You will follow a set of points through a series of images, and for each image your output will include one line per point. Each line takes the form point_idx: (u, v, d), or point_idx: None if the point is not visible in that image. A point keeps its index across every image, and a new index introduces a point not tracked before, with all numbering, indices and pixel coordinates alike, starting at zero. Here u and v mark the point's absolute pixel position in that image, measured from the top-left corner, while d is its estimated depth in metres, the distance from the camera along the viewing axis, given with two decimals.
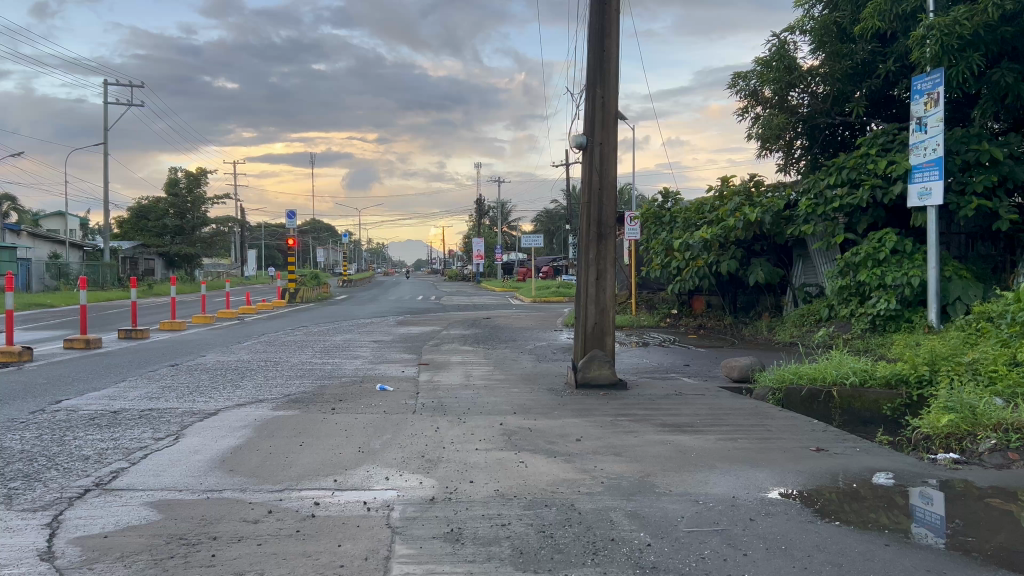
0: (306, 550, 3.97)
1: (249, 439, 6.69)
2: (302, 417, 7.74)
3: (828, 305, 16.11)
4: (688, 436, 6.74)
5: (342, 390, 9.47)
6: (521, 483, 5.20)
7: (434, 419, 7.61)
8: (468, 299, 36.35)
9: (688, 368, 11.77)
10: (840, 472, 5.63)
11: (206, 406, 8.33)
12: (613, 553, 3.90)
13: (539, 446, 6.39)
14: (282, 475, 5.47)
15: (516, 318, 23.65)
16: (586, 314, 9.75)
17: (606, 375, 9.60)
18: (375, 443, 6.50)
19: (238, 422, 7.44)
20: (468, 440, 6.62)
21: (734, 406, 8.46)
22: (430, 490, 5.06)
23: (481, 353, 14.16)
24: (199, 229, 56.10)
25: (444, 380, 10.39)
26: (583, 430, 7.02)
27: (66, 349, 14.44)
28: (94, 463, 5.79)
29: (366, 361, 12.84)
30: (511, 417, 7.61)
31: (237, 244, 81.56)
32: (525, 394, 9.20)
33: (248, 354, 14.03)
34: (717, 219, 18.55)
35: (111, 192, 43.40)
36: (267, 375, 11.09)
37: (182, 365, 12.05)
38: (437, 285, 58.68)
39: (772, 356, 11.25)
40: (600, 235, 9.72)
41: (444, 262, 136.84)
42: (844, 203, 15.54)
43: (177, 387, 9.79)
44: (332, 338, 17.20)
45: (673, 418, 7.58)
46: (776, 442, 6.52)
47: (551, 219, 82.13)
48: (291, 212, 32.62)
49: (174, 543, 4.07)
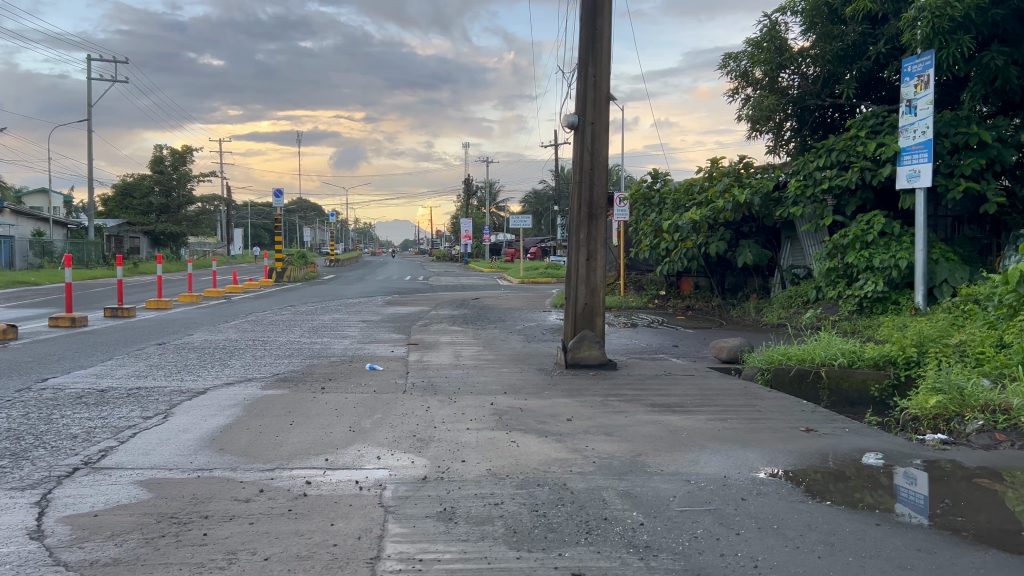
0: (299, 528, 3.96)
1: (239, 418, 6.66)
2: (291, 396, 7.71)
3: (816, 287, 16.18)
4: (678, 416, 6.76)
5: (331, 369, 9.45)
6: (513, 462, 5.21)
7: (424, 399, 7.60)
8: (456, 280, 36.37)
9: (677, 349, 11.81)
10: (830, 452, 5.66)
11: (194, 385, 8.29)
12: (606, 532, 3.91)
13: (530, 426, 6.39)
14: (274, 454, 5.45)
15: (504, 298, 23.68)
16: (576, 294, 9.75)
17: (595, 355, 9.62)
18: (366, 422, 6.48)
19: (227, 401, 7.41)
20: (459, 420, 6.62)
21: (723, 386, 8.49)
22: (422, 470, 5.05)
23: (471, 333, 14.16)
24: (185, 207, 55.71)
25: (434, 359, 10.38)
26: (573, 409, 7.03)
27: (51, 328, 14.34)
28: (82, 441, 5.74)
29: (355, 341, 12.82)
30: (501, 398, 7.61)
31: (223, 223, 81.02)
32: (515, 374, 9.20)
33: (236, 333, 13.98)
34: (706, 200, 18.57)
35: (95, 169, 43.01)
36: (255, 354, 11.06)
37: (169, 344, 12.00)
38: (426, 266, 58.59)
39: (762, 336, 11.32)
40: (590, 215, 9.69)
41: (432, 242, 136.68)
42: (832, 185, 15.60)
43: (165, 365, 9.74)
44: (320, 318, 17.17)
45: (663, 398, 7.60)
46: (766, 422, 6.55)
47: (540, 200, 82.10)
48: (279, 190, 32.52)
49: (165, 522, 4.05)
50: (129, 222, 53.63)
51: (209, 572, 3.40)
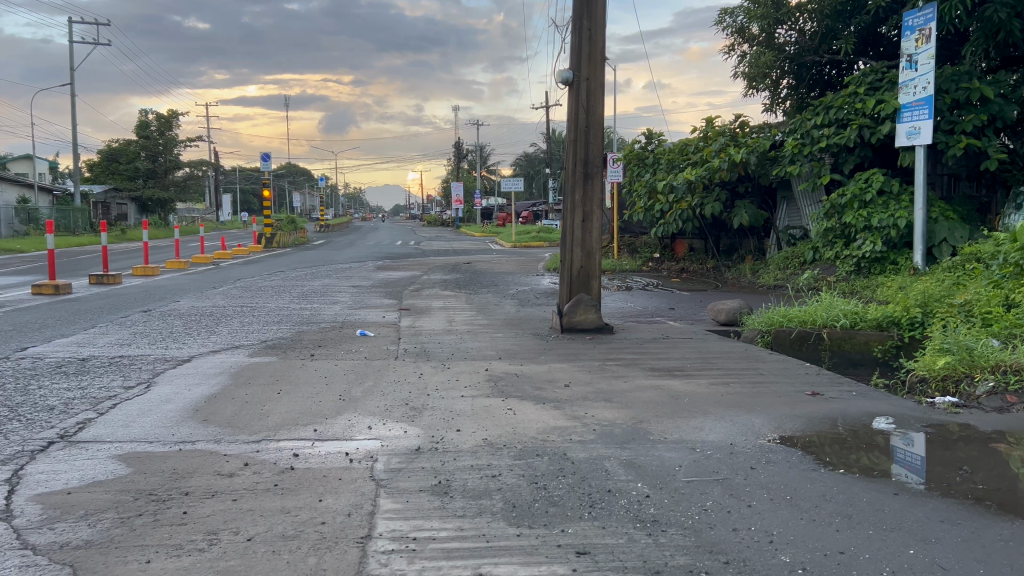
0: (285, 505, 3.73)
1: (224, 387, 6.42)
2: (279, 364, 7.47)
3: (813, 248, 15.96)
4: (680, 380, 6.56)
5: (321, 336, 9.20)
6: (511, 431, 4.99)
7: (417, 365, 7.38)
8: (448, 244, 36.04)
9: (674, 311, 11.61)
10: (838, 416, 5.46)
11: (179, 353, 8.04)
12: (611, 506, 3.69)
13: (527, 393, 6.18)
14: (259, 425, 5.21)
15: (496, 262, 23.40)
16: (571, 257, 9.49)
17: (591, 319, 9.36)
18: (357, 390, 6.25)
19: (212, 369, 7.18)
20: (453, 387, 6.39)
21: (723, 349, 8.29)
22: (416, 440, 4.82)
23: (463, 298, 13.90)
24: (172, 173, 54.96)
25: (426, 325, 10.15)
26: (571, 375, 6.81)
27: (34, 296, 14.02)
28: (59, 413, 5.49)
29: (345, 306, 12.55)
30: (496, 363, 7.38)
31: (211, 188, 80.09)
32: (510, 339, 8.97)
33: (224, 299, 13.70)
34: (701, 160, 18.26)
35: (79, 134, 42.24)
36: (243, 320, 10.80)
37: (155, 311, 11.72)
38: (417, 230, 58.14)
39: (761, 297, 11.13)
40: (586, 174, 9.38)
41: (423, 207, 135.73)
42: (831, 143, 15.31)
43: (149, 333, 9.48)
44: (310, 283, 16.87)
45: (662, 362, 7.39)
46: (771, 386, 6.34)
47: (531, 163, 81.46)
48: (266, 154, 32.01)
49: (143, 499, 3.81)
50: (115, 188, 52.88)
51: (187, 555, 3.17)
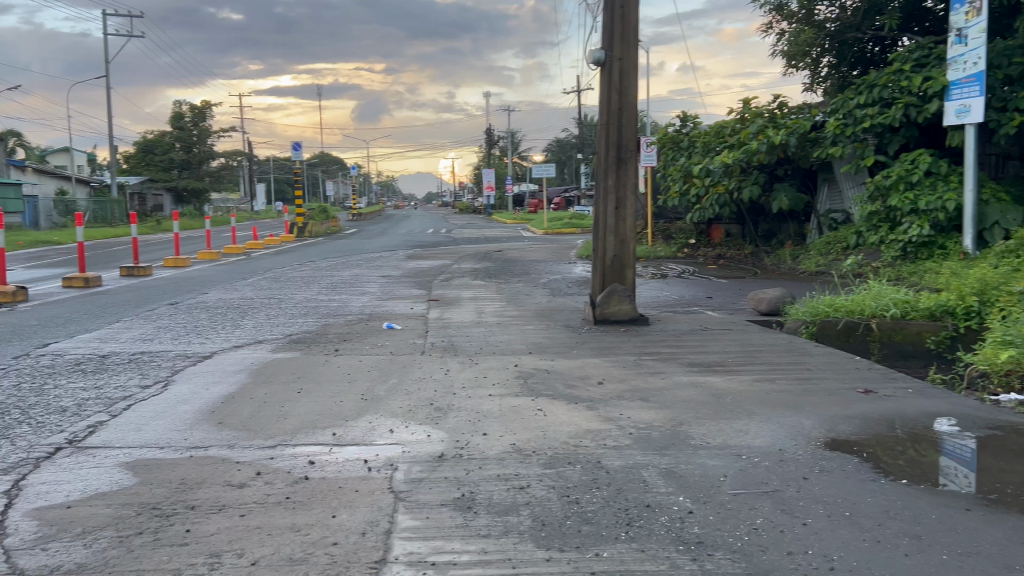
0: (295, 522, 3.44)
1: (244, 385, 6.18)
2: (302, 360, 7.21)
3: (856, 232, 15.36)
4: (722, 377, 6.18)
5: (347, 329, 8.95)
6: (541, 435, 4.66)
7: (443, 361, 7.08)
8: (480, 232, 35.74)
9: (712, 301, 11.18)
10: (895, 417, 5.05)
11: (201, 349, 7.82)
12: (651, 525, 3.35)
13: (558, 391, 5.85)
14: (276, 428, 4.94)
15: (528, 250, 23.03)
16: (604, 245, 9.11)
17: (626, 311, 8.97)
18: (380, 389, 5.97)
19: (233, 366, 6.94)
20: (481, 385, 6.08)
21: (766, 341, 7.87)
22: (439, 445, 4.52)
23: (494, 287, 13.59)
24: (206, 163, 55.34)
25: (455, 317, 9.86)
26: (604, 371, 6.46)
27: (65, 289, 13.99)
28: (71, 416, 5.28)
29: (374, 298, 12.31)
30: (526, 358, 7.06)
31: (245, 178, 80.62)
32: (540, 332, 8.64)
33: (253, 291, 13.53)
34: (738, 143, 17.71)
35: (115, 126, 42.59)
36: (269, 313, 10.60)
37: (182, 304, 11.58)
38: (448, 218, 57.91)
39: (804, 285, 10.66)
40: (619, 159, 9.00)
41: (455, 194, 135.65)
42: (875, 123, 14.69)
43: (174, 327, 9.31)
44: (340, 273, 16.69)
45: (701, 356, 7.00)
46: (820, 383, 5.93)
47: (563, 149, 80.82)
48: (297, 143, 31.91)
49: (145, 515, 3.56)
50: (150, 179, 53.33)
51: None
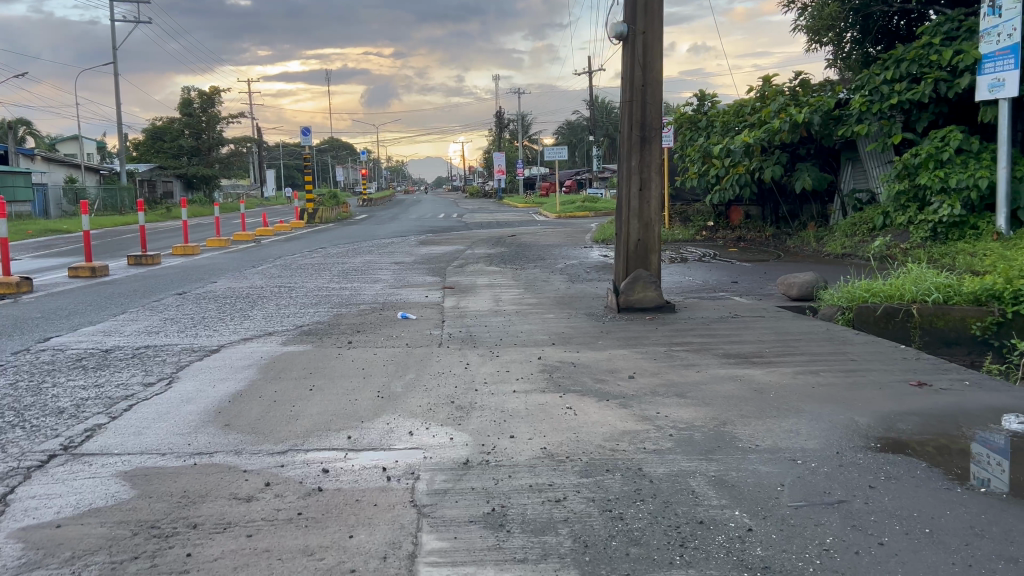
0: (308, 544, 3.08)
1: (253, 382, 5.83)
2: (314, 354, 6.86)
3: (883, 213, 14.86)
4: (761, 369, 5.78)
5: (360, 320, 8.59)
6: (573, 438, 4.28)
7: (463, 354, 6.71)
8: (492, 216, 35.31)
9: (738, 286, 10.77)
10: (957, 413, 4.64)
11: (208, 342, 7.48)
12: (708, 548, 2.97)
13: (587, 387, 5.47)
14: (286, 431, 4.59)
15: (542, 234, 22.62)
16: (628, 229, 8.71)
17: (652, 298, 8.56)
18: (397, 385, 5.60)
19: (241, 361, 6.59)
20: (504, 380, 5.71)
21: (802, 328, 7.46)
22: (463, 450, 4.15)
23: (511, 274, 13.21)
24: (216, 149, 55.04)
25: (472, 305, 9.50)
26: (634, 363, 6.08)
27: (71, 279, 13.70)
28: (68, 418, 4.94)
29: (387, 285, 11.95)
30: (549, 350, 6.68)
31: (255, 163, 80.30)
32: (563, 320, 8.25)
33: (263, 279, 13.20)
34: (759, 122, 17.21)
35: (123, 112, 42.27)
36: (279, 302, 10.26)
37: (190, 293, 11.25)
38: (460, 202, 57.45)
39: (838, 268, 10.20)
40: (643, 138, 8.58)
41: (465, 178, 135.16)
42: (903, 99, 14.17)
43: (180, 319, 8.97)
44: (351, 260, 16.35)
45: (735, 346, 6.60)
46: (868, 376, 5.53)
47: (574, 131, 80.14)
48: (306, 129, 31.51)
49: (142, 536, 3.21)
50: (160, 166, 53.06)
51: None
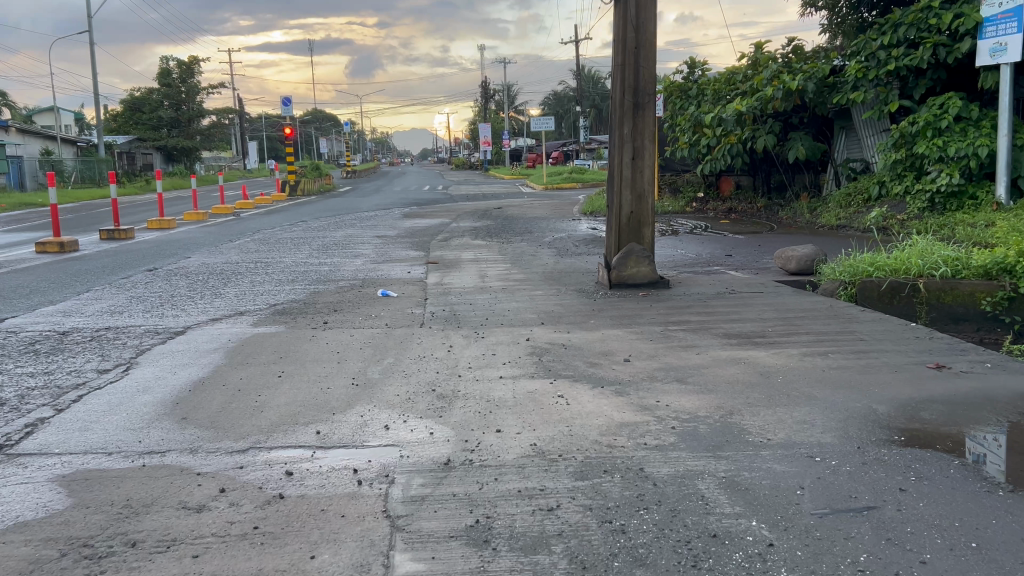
0: (262, 568, 2.67)
1: (217, 369, 5.38)
2: (286, 336, 6.41)
3: (878, 182, 14.44)
4: (766, 351, 5.37)
5: (337, 297, 8.12)
6: (566, 432, 3.87)
7: (445, 335, 6.27)
8: (478, 188, 34.73)
9: (732, 260, 10.36)
10: (983, 400, 4.25)
11: (173, 323, 7.00)
12: (724, 570, 2.57)
13: (579, 372, 5.06)
14: (248, 425, 4.15)
15: (529, 206, 22.09)
16: (620, 201, 8.27)
17: (644, 273, 8.14)
18: (374, 371, 5.18)
19: (207, 344, 6.14)
20: (489, 364, 5.28)
21: (804, 305, 7.06)
22: (444, 447, 3.73)
23: (497, 247, 12.74)
24: (196, 121, 53.92)
25: (456, 281, 9.05)
26: (630, 345, 5.67)
27: (39, 254, 13.12)
28: (8, 411, 4.48)
29: (368, 261, 11.46)
30: (538, 331, 6.25)
31: (236, 135, 78.95)
32: (551, 298, 7.82)
33: (239, 254, 12.69)
34: (752, 89, 16.74)
35: (99, 81, 41.17)
36: (254, 279, 9.78)
37: (162, 270, 10.74)
38: (445, 174, 56.69)
39: (839, 240, 9.75)
40: (636, 105, 8.12)
41: (450, 150, 133.90)
42: (900, 65, 13.73)
43: (148, 297, 8.48)
44: (332, 234, 15.83)
45: (736, 325, 6.20)
46: (881, 357, 5.14)
47: (561, 102, 79.30)
48: (286, 99, 30.71)
49: (72, 557, 2.78)
50: (139, 138, 51.96)
51: None
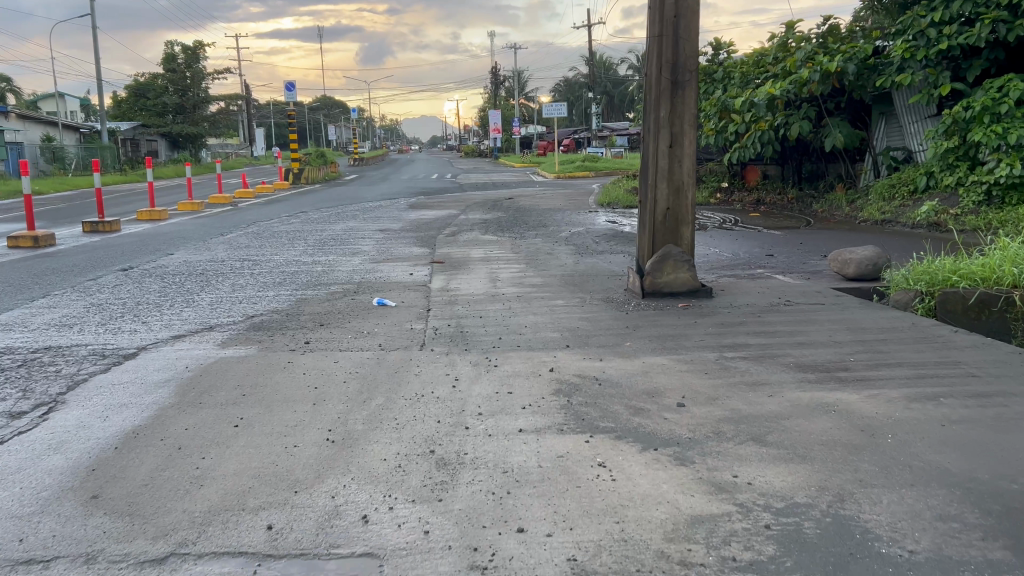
0: None
1: (160, 413, 4.23)
2: (257, 361, 5.26)
3: (926, 173, 13.17)
4: (858, 395, 4.21)
5: (327, 307, 7.00)
6: (617, 536, 2.73)
7: (450, 362, 5.13)
8: (487, 176, 33.56)
9: (774, 261, 9.20)
10: None
11: (127, 341, 5.87)
12: None
13: (622, 422, 3.93)
14: (173, 515, 3.02)
15: (542, 197, 20.89)
16: (654, 195, 7.10)
17: (683, 280, 6.99)
18: (356, 419, 4.04)
19: (158, 373, 4.99)
20: (506, 409, 4.13)
21: (880, 324, 5.87)
22: (444, 563, 2.60)
23: (509, 244, 11.57)
24: (202, 107, 52.70)
25: (464, 287, 7.92)
26: (681, 381, 4.53)
27: (10, 249, 12.02)
28: None
29: (367, 259, 10.32)
30: (565, 358, 5.11)
31: (244, 121, 77.80)
32: (576, 309, 6.67)
33: (226, 250, 11.56)
34: (785, 71, 15.50)
35: (101, 64, 39.85)
36: (236, 282, 8.65)
37: (136, 270, 9.60)
38: (455, 162, 55.49)
39: (909, 243, 8.47)
40: (674, 84, 6.95)
41: (459, 136, 132.62)
42: (954, 44, 12.47)
43: (109, 305, 7.35)
44: (332, 227, 14.69)
45: (808, 353, 5.04)
46: (1013, 405, 3.96)
47: (572, 88, 77.85)
48: (290, 84, 29.51)
49: None
50: (143, 125, 50.86)
51: None
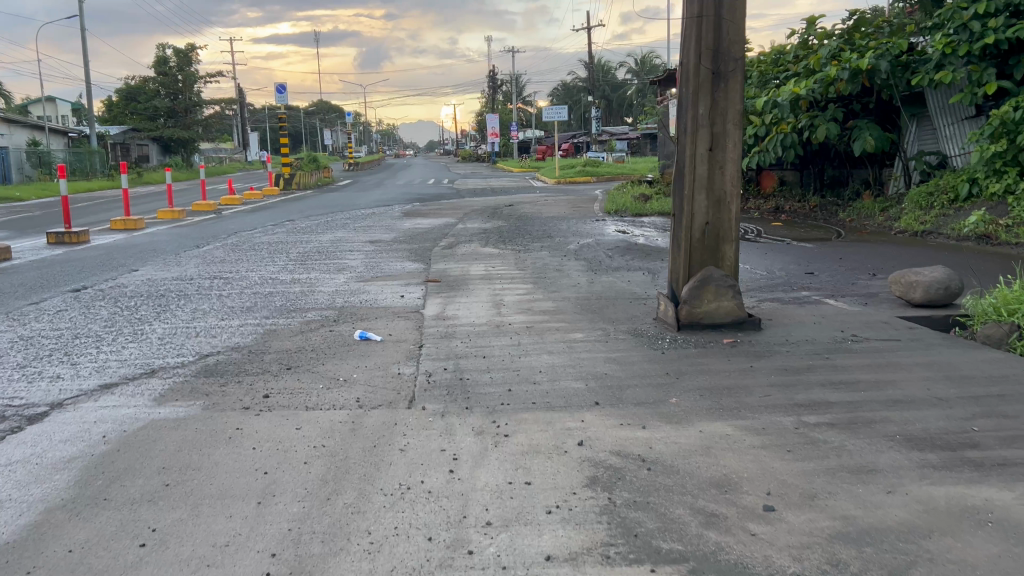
0: None
1: (45, 518, 3.04)
2: (198, 426, 4.07)
3: (968, 180, 12.02)
4: (1013, 492, 3.03)
5: (298, 344, 5.80)
6: None
7: (446, 428, 3.94)
8: (485, 183, 32.37)
9: (818, 281, 8.01)
10: None
11: (40, 394, 4.66)
12: None
13: (692, 542, 2.74)
14: None
15: (545, 204, 19.70)
16: (692, 209, 5.94)
17: (726, 309, 5.83)
18: (315, 532, 2.85)
19: (64, 446, 3.79)
20: (526, 515, 2.94)
21: (984, 370, 4.69)
22: None
23: (512, 259, 10.38)
24: (193, 111, 51.52)
25: (463, 314, 6.72)
26: (761, 465, 3.34)
27: None
28: None
29: (352, 277, 9.11)
30: (597, 424, 3.91)
31: (239, 126, 76.60)
32: (600, 346, 5.48)
33: (198, 266, 10.34)
34: (808, 70, 14.36)
35: (89, 67, 38.59)
36: (199, 307, 7.45)
37: (89, 291, 8.40)
38: (451, 167, 54.17)
39: (982, 265, 7.29)
40: (714, 75, 5.78)
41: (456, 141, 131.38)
42: (1000, 37, 11.32)
43: (41, 339, 6.16)
44: (319, 238, 13.49)
45: (913, 419, 3.86)
46: None
47: (569, 91, 76.80)
48: (281, 86, 28.26)
49: None
50: (133, 129, 49.57)
51: None
